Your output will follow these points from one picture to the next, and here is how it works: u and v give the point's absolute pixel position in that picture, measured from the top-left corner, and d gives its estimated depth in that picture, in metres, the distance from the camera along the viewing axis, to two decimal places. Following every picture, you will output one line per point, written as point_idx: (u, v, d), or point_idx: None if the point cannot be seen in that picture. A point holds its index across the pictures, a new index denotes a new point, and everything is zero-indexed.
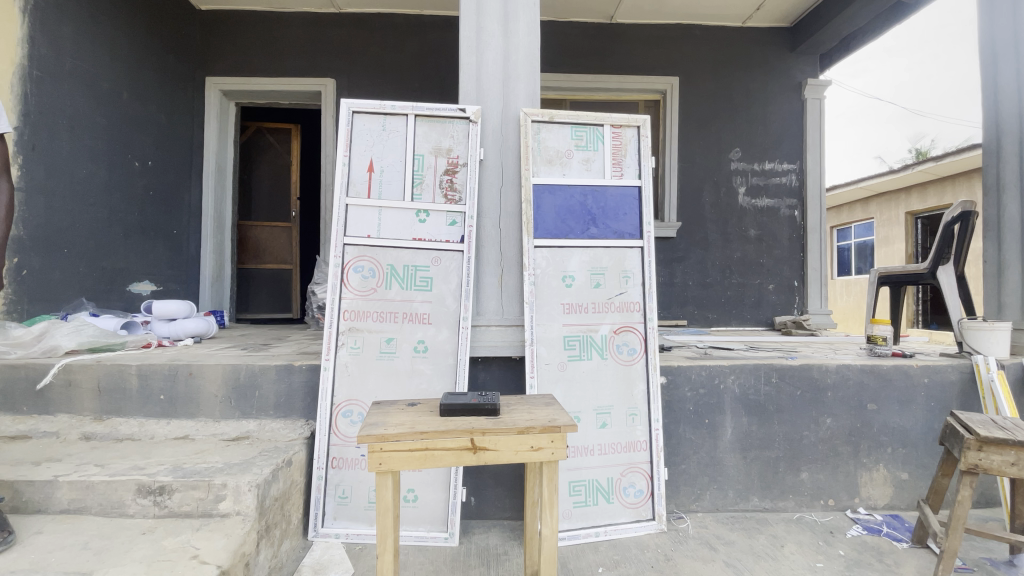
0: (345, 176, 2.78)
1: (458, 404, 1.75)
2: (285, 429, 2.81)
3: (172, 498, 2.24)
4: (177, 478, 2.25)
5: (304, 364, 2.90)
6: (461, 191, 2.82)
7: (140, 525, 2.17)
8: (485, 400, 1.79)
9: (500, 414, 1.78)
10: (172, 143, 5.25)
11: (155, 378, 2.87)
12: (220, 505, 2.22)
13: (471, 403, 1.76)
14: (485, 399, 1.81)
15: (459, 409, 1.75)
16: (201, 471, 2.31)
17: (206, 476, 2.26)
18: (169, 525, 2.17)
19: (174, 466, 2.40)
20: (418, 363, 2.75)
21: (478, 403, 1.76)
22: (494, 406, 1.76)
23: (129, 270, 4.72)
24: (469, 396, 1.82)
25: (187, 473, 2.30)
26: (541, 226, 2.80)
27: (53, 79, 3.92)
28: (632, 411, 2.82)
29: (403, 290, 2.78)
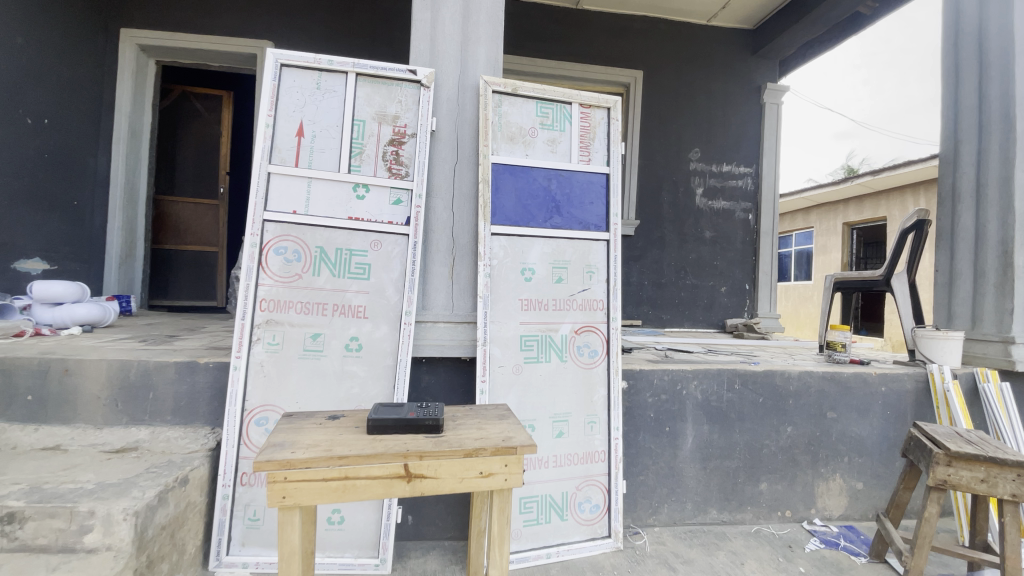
0: (268, 140, 2.35)
1: (391, 419, 1.44)
2: (183, 439, 2.32)
3: (26, 528, 1.69)
4: (29, 504, 1.69)
5: (209, 361, 2.43)
6: (408, 166, 2.45)
7: None
8: (427, 414, 1.48)
9: (444, 431, 1.46)
10: (78, 99, 4.39)
11: (20, 375, 2.28)
12: (85, 539, 1.68)
13: (408, 418, 1.45)
14: (428, 413, 1.49)
15: (392, 426, 1.43)
16: (66, 493, 1.77)
17: (71, 501, 1.72)
18: (18, 564, 1.63)
19: (32, 486, 1.82)
20: (350, 363, 2.37)
21: (416, 419, 1.44)
22: (435, 420, 1.45)
23: (17, 247, 3.84)
24: (408, 409, 1.51)
25: (47, 496, 1.75)
26: (499, 211, 2.47)
27: None
28: (592, 419, 2.55)
29: (335, 277, 2.38)
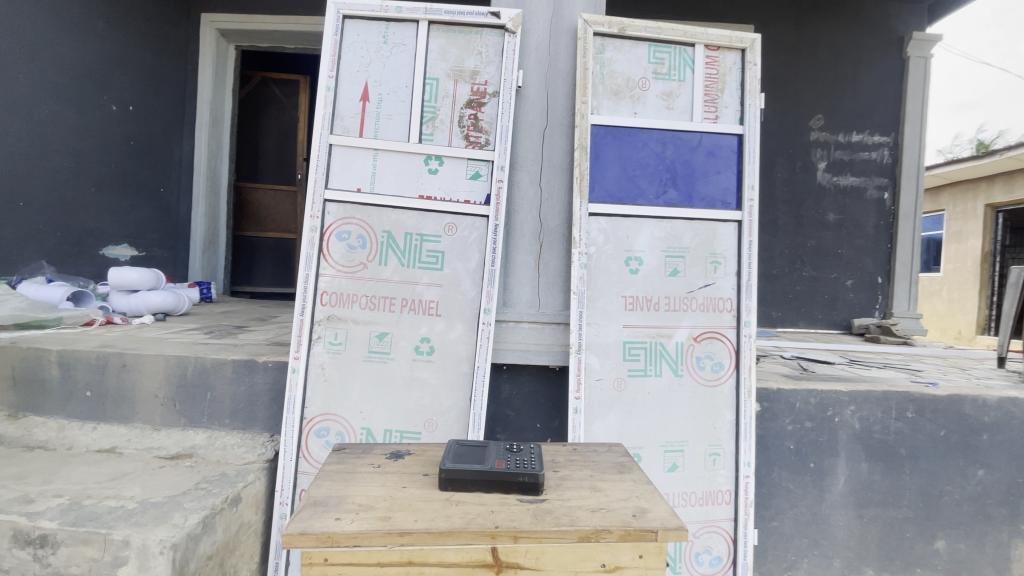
0: (329, 106, 2.01)
1: (474, 468, 1.03)
2: (240, 448, 2.07)
3: (58, 554, 1.40)
4: (61, 527, 1.40)
5: (269, 361, 2.16)
6: (489, 131, 2.00)
7: None
8: (522, 464, 1.06)
9: (546, 494, 1.02)
10: (161, 86, 4.27)
11: (79, 369, 2.10)
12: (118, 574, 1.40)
13: (498, 468, 1.04)
14: (523, 462, 1.06)
15: (476, 480, 1.02)
16: (104, 513, 1.50)
17: (106, 525, 1.44)
18: None
19: (73, 501, 1.54)
20: (420, 369, 1.99)
21: (508, 470, 1.03)
22: (533, 476, 1.02)
23: (103, 231, 3.81)
24: (494, 455, 1.10)
25: (86, 514, 1.47)
26: (601, 184, 1.98)
27: None
28: (714, 451, 2.01)
29: (403, 268, 2.01)
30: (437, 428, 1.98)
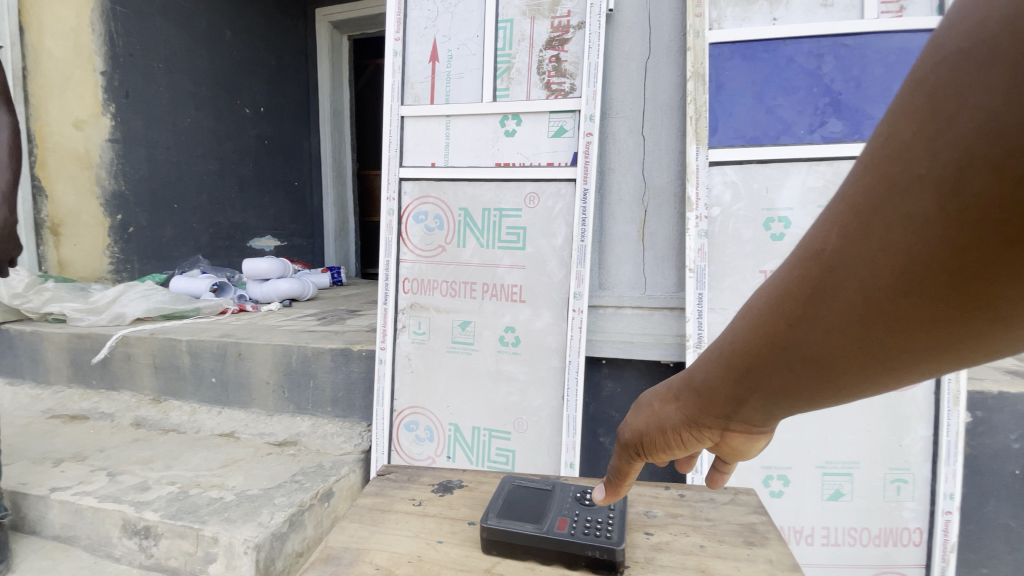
0: (398, 73, 1.80)
1: (530, 528, 0.76)
2: (339, 437, 2.03)
3: (159, 545, 1.52)
4: (161, 520, 1.51)
5: (364, 349, 2.05)
6: (575, 74, 1.62)
7: None
8: (598, 528, 0.75)
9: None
10: (286, 84, 4.54)
11: (205, 357, 2.27)
12: (210, 568, 1.45)
13: (565, 532, 0.74)
14: (601, 526, 0.76)
15: (533, 545, 0.74)
16: (200, 506, 1.57)
17: (199, 519, 1.50)
18: None
19: (180, 491, 1.68)
20: (506, 362, 1.73)
21: (577, 538, 0.73)
22: (611, 550, 0.71)
23: (248, 225, 4.20)
24: (562, 509, 0.81)
25: (182, 508, 1.57)
26: (726, 124, 1.49)
27: (142, 17, 3.37)
28: (898, 477, 1.47)
29: (482, 249, 1.75)
30: (528, 429, 1.71)
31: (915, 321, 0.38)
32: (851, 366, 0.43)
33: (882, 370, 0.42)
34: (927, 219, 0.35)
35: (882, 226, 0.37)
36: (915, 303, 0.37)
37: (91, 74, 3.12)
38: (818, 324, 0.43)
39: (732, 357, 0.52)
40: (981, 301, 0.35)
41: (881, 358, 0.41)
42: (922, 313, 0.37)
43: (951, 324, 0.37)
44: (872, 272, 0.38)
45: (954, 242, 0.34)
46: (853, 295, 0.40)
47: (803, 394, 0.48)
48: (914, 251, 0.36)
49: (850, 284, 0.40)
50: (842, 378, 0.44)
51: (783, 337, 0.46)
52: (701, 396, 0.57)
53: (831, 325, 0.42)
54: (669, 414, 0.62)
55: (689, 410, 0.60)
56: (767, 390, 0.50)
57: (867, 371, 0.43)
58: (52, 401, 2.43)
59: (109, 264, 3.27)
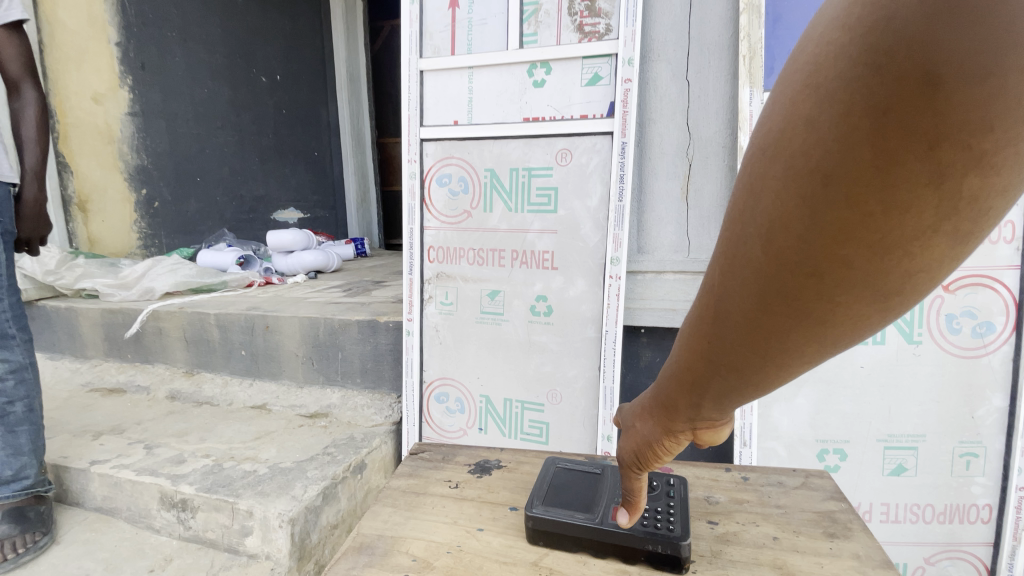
0: (415, 23, 1.66)
1: (584, 515, 0.68)
2: (369, 409, 2.00)
3: (196, 518, 1.53)
4: (196, 493, 1.51)
5: (390, 321, 1.99)
6: (610, 14, 1.46)
7: (159, 552, 1.54)
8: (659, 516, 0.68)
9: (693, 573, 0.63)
10: (303, 50, 4.40)
11: (234, 330, 2.26)
12: (247, 541, 1.46)
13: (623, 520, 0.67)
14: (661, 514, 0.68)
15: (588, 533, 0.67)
16: (234, 480, 1.57)
17: (233, 493, 1.50)
18: (186, 561, 1.49)
19: (214, 464, 1.68)
20: (538, 332, 1.65)
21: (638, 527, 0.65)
22: (677, 546, 0.63)
23: (271, 197, 4.17)
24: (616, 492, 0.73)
25: (217, 481, 1.57)
26: (784, 63, 1.32)
27: None
28: (968, 451, 1.34)
29: (511, 212, 1.64)
30: (562, 401, 1.64)
31: (792, 319, 0.42)
32: (759, 365, 0.46)
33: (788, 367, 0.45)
34: (775, 229, 0.40)
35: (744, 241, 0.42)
36: (785, 304, 0.41)
37: (107, 46, 3.03)
38: (722, 330, 0.47)
39: (672, 369, 0.54)
40: (836, 295, 0.39)
41: (780, 356, 0.44)
42: (792, 310, 0.41)
43: (827, 320, 0.40)
44: (746, 278, 0.43)
45: (793, 248, 0.39)
46: (737, 301, 0.44)
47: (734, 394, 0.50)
48: (770, 257, 0.40)
49: (735, 290, 0.44)
50: (758, 378, 0.47)
51: (700, 345, 0.49)
52: (660, 410, 0.57)
53: (730, 331, 0.46)
54: (638, 430, 0.62)
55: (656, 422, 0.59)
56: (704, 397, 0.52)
57: (774, 369, 0.46)
58: (90, 374, 2.48)
59: (137, 238, 3.27)
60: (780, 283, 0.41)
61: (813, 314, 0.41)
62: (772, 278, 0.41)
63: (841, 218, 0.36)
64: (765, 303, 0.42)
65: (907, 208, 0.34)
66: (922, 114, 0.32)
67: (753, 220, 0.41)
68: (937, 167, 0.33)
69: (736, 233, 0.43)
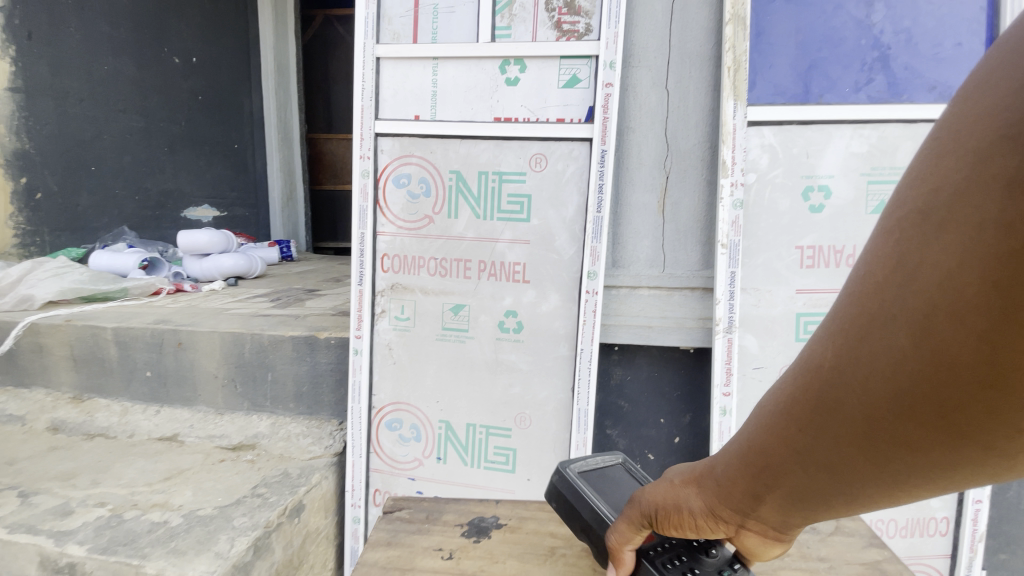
0: (372, 4, 1.48)
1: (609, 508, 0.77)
2: (305, 439, 1.75)
3: None
4: (88, 556, 1.21)
5: (331, 337, 1.76)
6: (590, 12, 1.37)
7: None
8: (672, 565, 0.69)
9: None
10: (225, 32, 3.97)
11: (138, 347, 1.91)
12: None
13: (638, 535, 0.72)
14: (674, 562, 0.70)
15: (597, 523, 0.75)
16: (139, 535, 1.28)
17: (138, 552, 1.22)
18: None
19: (111, 515, 1.38)
20: (506, 352, 1.51)
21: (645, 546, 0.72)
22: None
23: (182, 192, 3.69)
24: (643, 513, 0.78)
25: (116, 539, 1.27)
26: (766, 78, 1.30)
27: None
28: None
29: (478, 220, 1.50)
30: (531, 425, 1.51)
31: (919, 448, 0.38)
32: (859, 482, 0.43)
33: (895, 492, 0.42)
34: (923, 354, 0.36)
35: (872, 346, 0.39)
36: (915, 433, 0.38)
37: None
38: (822, 434, 0.44)
39: (748, 452, 0.52)
40: (983, 437, 0.36)
41: (889, 478, 0.42)
42: (924, 440, 0.38)
43: (958, 461, 0.38)
44: (871, 391, 0.39)
45: (918, 388, 0.37)
46: (851, 410, 0.41)
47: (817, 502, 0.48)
48: (907, 379, 0.37)
49: (853, 399, 0.41)
50: (853, 494, 0.45)
51: (789, 437, 0.47)
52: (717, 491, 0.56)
53: (832, 435, 0.43)
54: (682, 496, 0.62)
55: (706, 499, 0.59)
56: (780, 492, 0.50)
57: (877, 489, 0.43)
58: None
59: (12, 235, 2.75)
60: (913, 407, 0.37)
61: (943, 449, 0.38)
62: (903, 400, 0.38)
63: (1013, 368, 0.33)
64: (890, 423, 0.39)
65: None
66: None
67: (891, 330, 0.38)
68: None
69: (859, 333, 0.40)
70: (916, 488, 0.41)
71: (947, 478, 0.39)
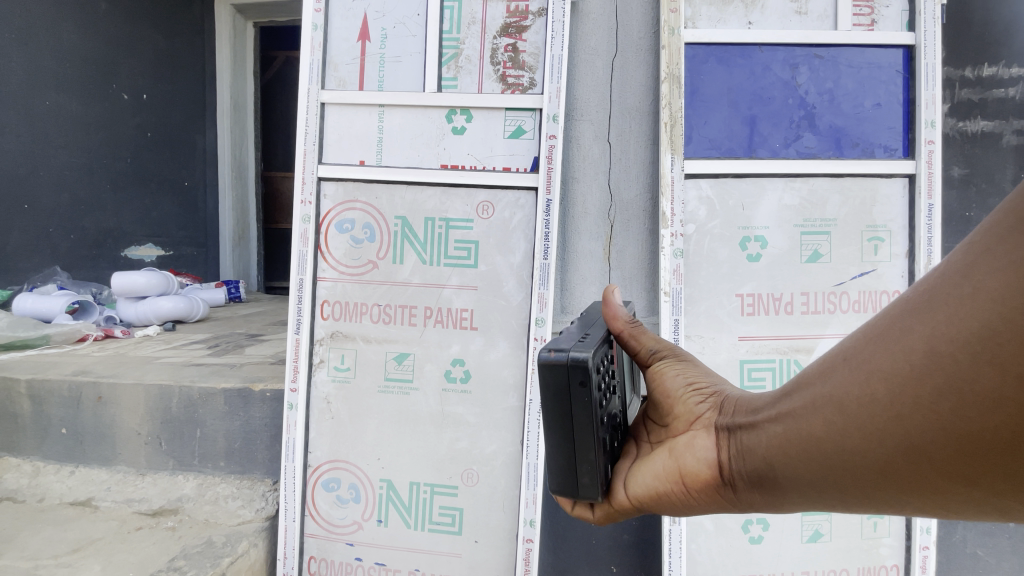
0: (318, 51, 1.47)
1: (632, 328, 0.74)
2: (235, 501, 1.61)
3: None
4: None
5: (268, 389, 1.65)
6: (534, 68, 1.41)
7: None
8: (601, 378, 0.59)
9: (547, 358, 0.56)
10: (180, 70, 3.84)
11: (53, 402, 1.74)
12: None
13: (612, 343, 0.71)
14: (604, 366, 0.61)
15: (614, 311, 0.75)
16: None
17: None
18: None
19: None
20: (452, 403, 1.45)
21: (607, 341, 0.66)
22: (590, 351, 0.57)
23: (124, 231, 3.50)
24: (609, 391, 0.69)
25: None
26: (702, 134, 1.34)
27: None
28: (874, 512, 1.39)
29: (423, 267, 1.46)
30: (478, 482, 1.44)
31: (966, 415, 0.36)
32: (871, 436, 0.41)
33: (882, 471, 0.41)
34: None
35: (976, 287, 0.36)
36: (950, 408, 0.37)
37: None
38: (866, 369, 0.41)
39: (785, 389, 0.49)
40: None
41: (906, 438, 0.39)
42: (979, 407, 0.35)
43: (985, 439, 0.36)
44: (955, 331, 0.36)
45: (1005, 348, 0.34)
46: (919, 349, 0.38)
47: (816, 456, 0.44)
48: (1001, 332, 0.34)
49: (929, 337, 0.38)
50: (856, 450, 0.42)
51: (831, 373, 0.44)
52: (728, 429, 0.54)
53: (879, 368, 0.40)
54: (699, 385, 0.63)
55: (726, 397, 0.60)
56: (787, 430, 0.47)
57: (882, 448, 0.40)
58: None
59: None
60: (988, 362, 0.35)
61: (988, 418, 0.35)
62: (985, 349, 0.35)
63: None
64: (954, 373, 0.36)
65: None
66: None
67: (1007, 272, 0.34)
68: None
69: (972, 270, 0.37)
70: (922, 465, 0.39)
71: (956, 464, 0.38)
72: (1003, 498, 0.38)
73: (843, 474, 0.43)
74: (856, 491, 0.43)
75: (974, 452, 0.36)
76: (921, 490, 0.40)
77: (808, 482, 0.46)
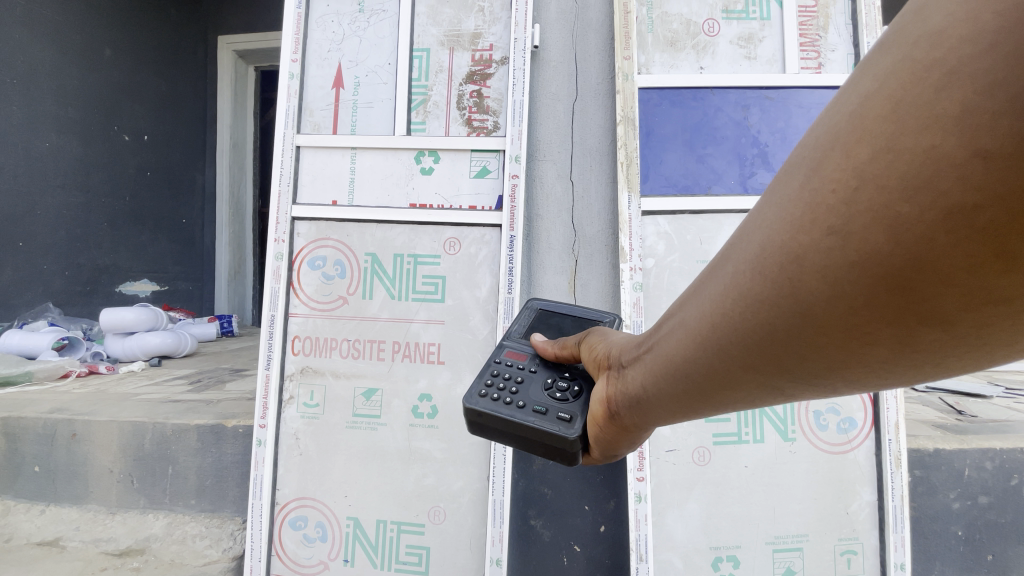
0: (294, 98, 1.55)
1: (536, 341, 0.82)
2: (202, 541, 1.60)
3: None
4: None
5: (240, 426, 1.65)
6: (498, 112, 1.48)
7: None
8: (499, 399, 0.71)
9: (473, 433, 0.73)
10: (179, 112, 3.98)
11: (28, 439, 1.75)
12: None
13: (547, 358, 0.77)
14: (492, 380, 0.74)
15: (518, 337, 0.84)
16: None
17: None
18: None
19: None
20: (420, 438, 1.45)
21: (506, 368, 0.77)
22: (473, 399, 0.71)
23: (118, 267, 3.56)
24: (550, 378, 0.73)
25: None
26: (659, 173, 1.40)
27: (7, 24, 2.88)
28: (847, 549, 1.37)
29: (393, 302, 1.49)
30: (445, 520, 1.43)
31: (766, 322, 0.39)
32: (699, 358, 0.45)
33: (718, 384, 0.45)
34: (792, 220, 0.36)
35: (764, 210, 0.39)
36: (754, 319, 0.40)
37: None
38: (697, 300, 0.44)
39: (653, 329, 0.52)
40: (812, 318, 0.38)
41: (723, 352, 0.43)
42: (774, 313, 0.39)
43: (779, 341, 0.40)
44: (746, 254, 0.40)
45: (785, 258, 0.37)
46: (724, 276, 0.42)
47: (666, 379, 0.48)
48: (774, 245, 0.38)
49: (732, 265, 0.41)
50: (692, 372, 0.46)
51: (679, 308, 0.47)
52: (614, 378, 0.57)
53: (701, 297, 0.44)
54: (600, 345, 0.64)
55: (611, 347, 0.62)
56: (648, 369, 0.50)
57: (713, 365, 0.44)
58: None
59: None
60: (766, 271, 0.38)
61: (773, 319, 0.39)
62: (764, 263, 0.38)
63: (856, 245, 0.34)
64: (744, 290, 0.40)
65: (925, 267, 0.32)
66: (1012, 184, 0.29)
67: (780, 196, 0.38)
68: (985, 248, 0.30)
69: (765, 196, 0.40)
70: (743, 373, 0.43)
71: (768, 367, 0.42)
72: (813, 386, 0.42)
73: (688, 394, 0.48)
74: (704, 403, 0.48)
75: (771, 354, 0.41)
76: (751, 392, 0.45)
77: (665, 402, 0.50)
